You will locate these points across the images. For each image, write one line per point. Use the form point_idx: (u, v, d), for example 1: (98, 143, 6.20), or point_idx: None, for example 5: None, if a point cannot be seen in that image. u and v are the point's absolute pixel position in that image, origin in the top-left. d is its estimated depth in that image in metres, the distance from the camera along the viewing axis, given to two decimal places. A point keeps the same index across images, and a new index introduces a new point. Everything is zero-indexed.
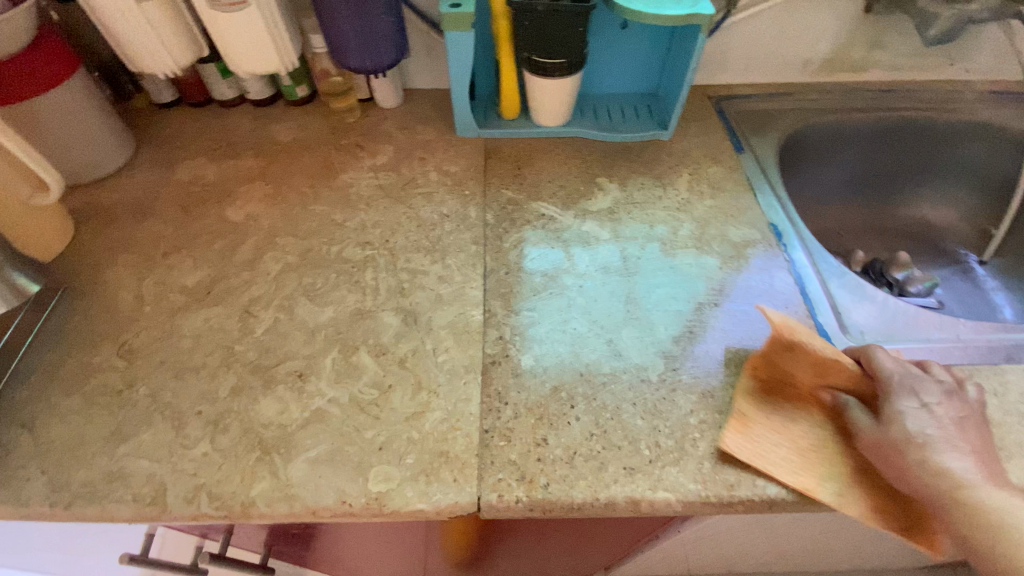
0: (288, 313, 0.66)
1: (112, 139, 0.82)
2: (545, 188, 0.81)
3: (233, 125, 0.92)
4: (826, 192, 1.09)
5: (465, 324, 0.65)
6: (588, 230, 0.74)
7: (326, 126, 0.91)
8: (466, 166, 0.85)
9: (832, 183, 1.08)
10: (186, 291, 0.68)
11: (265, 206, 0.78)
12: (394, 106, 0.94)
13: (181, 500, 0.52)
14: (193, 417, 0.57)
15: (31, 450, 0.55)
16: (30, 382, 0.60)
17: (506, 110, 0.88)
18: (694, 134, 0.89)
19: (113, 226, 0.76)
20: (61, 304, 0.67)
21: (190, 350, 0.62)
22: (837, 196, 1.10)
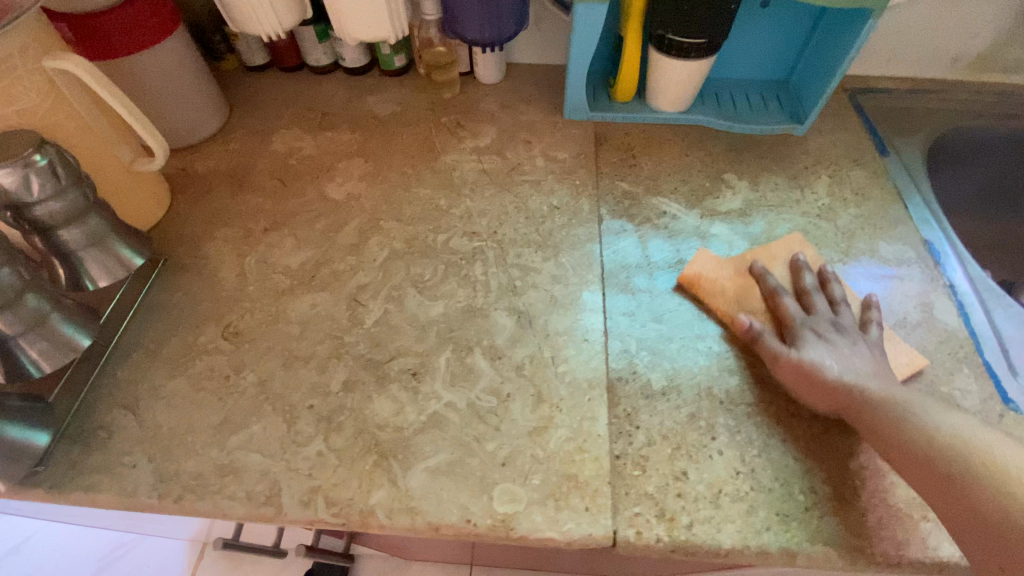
0: (397, 305, 0.62)
1: (209, 103, 0.78)
2: (665, 183, 0.73)
3: (327, 94, 0.87)
4: (969, 200, 0.95)
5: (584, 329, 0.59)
6: (717, 232, 0.68)
7: (424, 101, 0.86)
8: (576, 152, 0.78)
9: (976, 190, 0.95)
10: (289, 273, 0.65)
11: (366, 185, 0.74)
12: (494, 82, 0.88)
13: (297, 503, 0.49)
14: (304, 412, 0.54)
15: (140, 433, 0.53)
16: (135, 360, 0.58)
17: (622, 92, 0.80)
18: (829, 131, 0.81)
19: (209, 196, 0.73)
20: (162, 277, 0.64)
21: (298, 338, 0.59)
22: (981, 209, 0.96)
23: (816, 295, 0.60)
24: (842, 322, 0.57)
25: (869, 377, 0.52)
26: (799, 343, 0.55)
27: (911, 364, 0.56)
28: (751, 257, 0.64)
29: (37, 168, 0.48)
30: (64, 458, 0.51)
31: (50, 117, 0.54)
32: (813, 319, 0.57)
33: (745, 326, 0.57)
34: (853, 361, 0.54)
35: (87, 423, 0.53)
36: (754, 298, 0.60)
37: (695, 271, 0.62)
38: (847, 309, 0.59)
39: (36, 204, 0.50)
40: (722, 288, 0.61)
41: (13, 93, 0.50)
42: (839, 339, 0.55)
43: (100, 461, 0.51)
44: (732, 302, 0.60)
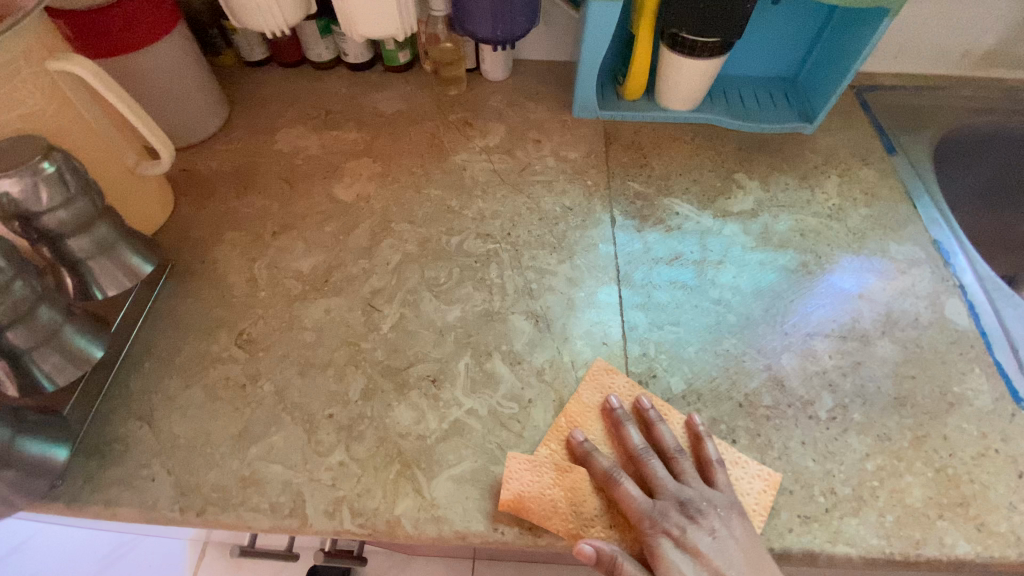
0: (413, 310, 0.61)
1: (210, 101, 0.76)
2: (676, 183, 0.73)
3: (330, 90, 0.85)
4: (976, 198, 0.96)
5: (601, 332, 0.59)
6: (731, 233, 0.68)
7: (431, 98, 0.84)
8: (587, 151, 0.77)
9: (982, 188, 0.96)
10: (301, 278, 0.64)
11: (375, 186, 0.73)
12: (501, 79, 0.86)
13: (322, 514, 0.48)
14: (324, 421, 0.53)
15: (157, 445, 0.52)
16: (148, 369, 0.57)
17: (632, 90, 0.79)
18: (838, 129, 0.81)
19: (213, 199, 0.71)
20: (170, 283, 0.63)
21: (314, 345, 0.58)
22: (987, 206, 0.97)
23: (651, 458, 0.50)
24: (693, 502, 0.47)
25: (730, 569, 0.45)
26: (664, 575, 0.45)
27: (768, 490, 0.50)
28: (567, 429, 0.53)
29: (46, 176, 0.47)
30: (81, 472, 0.51)
31: (56, 121, 0.52)
32: (665, 507, 0.47)
33: (636, 507, 0.47)
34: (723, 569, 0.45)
35: (103, 436, 0.52)
36: (591, 496, 0.49)
37: (503, 494, 0.48)
38: (682, 465, 0.50)
39: (44, 213, 0.48)
40: (570, 487, 0.49)
41: (18, 96, 0.48)
42: (700, 534, 0.46)
43: (118, 474, 0.51)
44: (578, 504, 0.48)
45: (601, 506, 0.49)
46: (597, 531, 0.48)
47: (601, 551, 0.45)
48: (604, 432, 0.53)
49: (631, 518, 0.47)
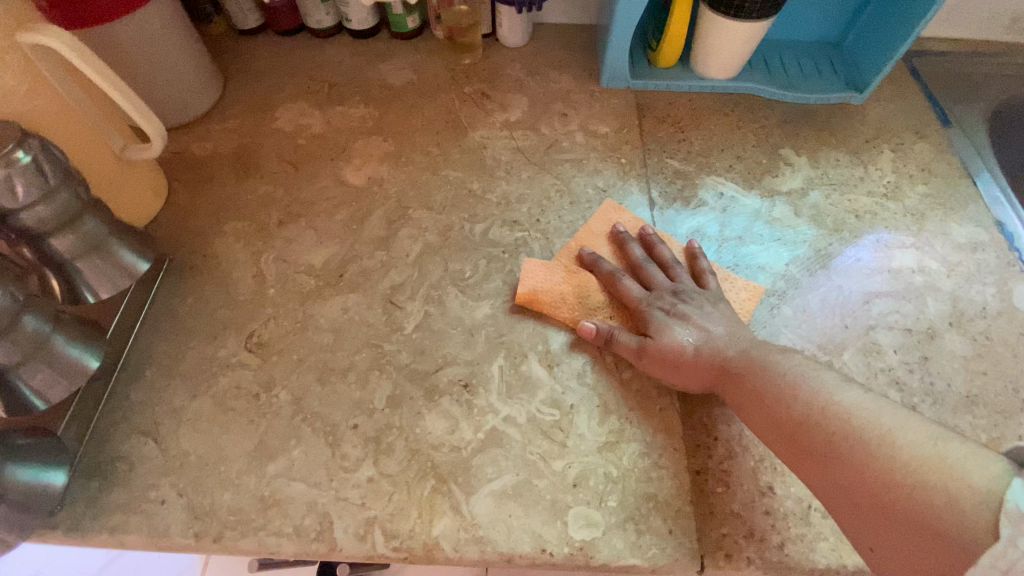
0: (438, 307, 0.56)
1: (202, 74, 0.69)
2: (718, 160, 0.67)
3: (332, 60, 0.77)
4: None
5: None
6: (781, 214, 0.62)
7: (444, 68, 0.76)
8: (618, 126, 0.70)
9: None
10: (313, 273, 0.58)
11: (388, 168, 0.67)
12: (519, 45, 0.79)
13: (353, 537, 0.44)
14: (349, 433, 0.49)
15: (165, 463, 0.47)
16: (150, 378, 0.51)
17: (665, 57, 0.73)
18: (888, 99, 0.75)
19: (211, 185, 0.64)
20: (169, 280, 0.57)
21: (332, 348, 0.53)
22: None
23: (649, 263, 0.56)
24: (686, 291, 0.53)
25: (712, 326, 0.50)
26: (654, 332, 0.50)
27: (753, 298, 0.55)
28: (576, 248, 0.59)
29: (19, 167, 0.41)
30: (82, 496, 0.46)
31: (30, 100, 0.45)
32: (659, 292, 0.53)
33: (633, 295, 0.53)
34: (710, 329, 0.50)
35: (103, 454, 0.47)
36: (591, 279, 0.56)
37: (525, 285, 0.56)
38: (678, 271, 0.55)
39: (20, 210, 0.42)
40: (579, 274, 0.56)
41: None
42: (692, 307, 0.51)
43: (123, 498, 0.46)
44: (586, 300, 0.55)
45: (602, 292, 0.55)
46: (603, 317, 0.54)
47: (601, 327, 0.51)
48: (611, 250, 0.59)
49: (627, 305, 0.54)
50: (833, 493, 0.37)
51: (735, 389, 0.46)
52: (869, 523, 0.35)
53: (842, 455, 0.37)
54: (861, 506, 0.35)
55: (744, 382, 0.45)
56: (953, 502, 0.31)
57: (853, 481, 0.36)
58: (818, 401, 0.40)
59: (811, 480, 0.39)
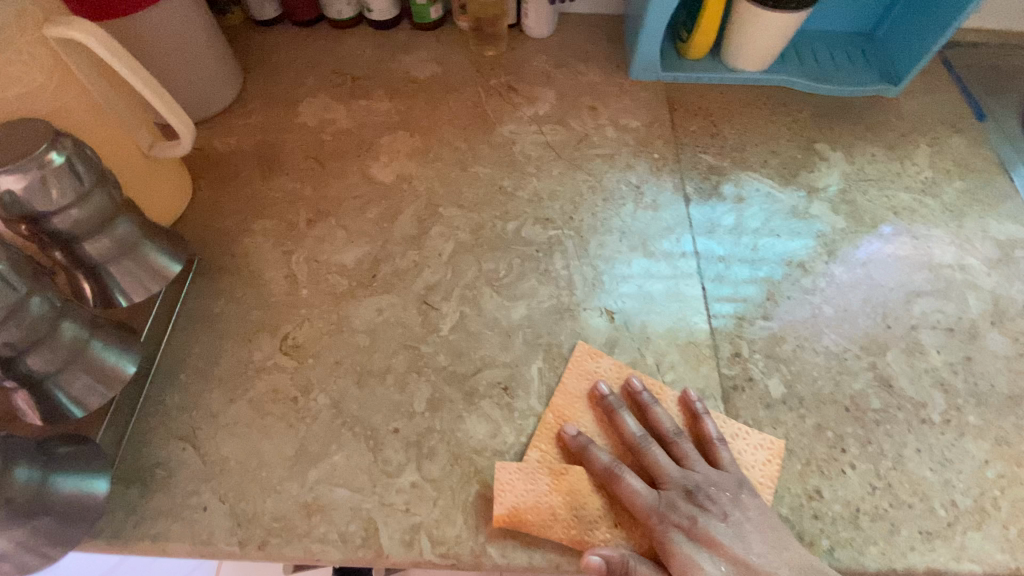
0: (473, 308, 0.55)
1: (222, 67, 0.67)
2: (753, 155, 0.66)
3: (353, 52, 0.75)
4: None
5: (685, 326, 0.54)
6: (818, 212, 0.62)
7: (468, 60, 0.75)
8: (649, 120, 0.69)
9: None
10: (346, 273, 0.57)
11: (416, 164, 0.65)
12: (544, 36, 0.77)
13: (399, 543, 0.44)
14: (390, 437, 0.48)
15: (205, 469, 0.47)
16: (185, 382, 0.51)
17: (696, 49, 0.71)
18: (921, 92, 0.73)
19: (236, 182, 0.63)
20: (199, 281, 0.56)
21: (368, 351, 0.53)
22: None
23: (655, 441, 0.46)
24: (701, 486, 0.44)
25: (750, 553, 0.42)
26: (678, 568, 0.41)
27: (772, 460, 0.47)
28: (556, 424, 0.48)
29: (53, 167, 0.39)
30: (122, 502, 0.45)
31: (59, 97, 0.44)
32: (672, 496, 0.44)
33: (641, 500, 0.43)
34: (738, 546, 0.42)
35: (142, 460, 0.47)
36: (581, 476, 0.45)
37: (500, 504, 0.44)
38: (686, 448, 0.46)
39: (54, 213, 0.41)
40: (567, 487, 0.44)
41: (13, 72, 0.41)
42: (718, 523, 0.43)
43: (164, 504, 0.45)
44: (579, 510, 0.44)
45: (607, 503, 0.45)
46: (605, 532, 0.44)
47: (612, 558, 0.41)
48: (596, 420, 0.49)
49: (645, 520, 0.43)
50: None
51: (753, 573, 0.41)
52: None
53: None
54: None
55: None
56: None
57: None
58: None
59: None
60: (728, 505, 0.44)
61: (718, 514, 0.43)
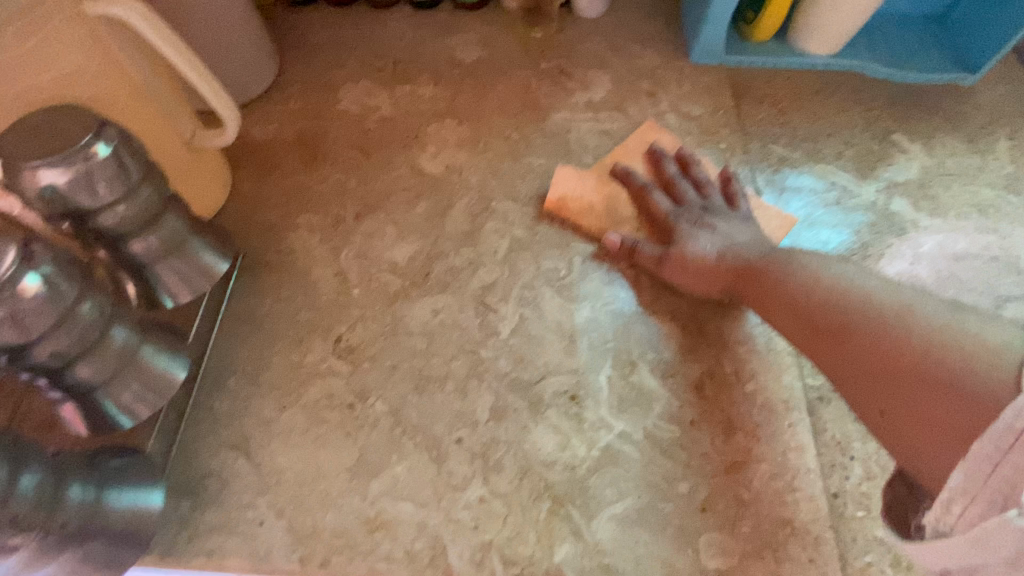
0: (534, 309, 0.52)
1: (259, 49, 0.63)
2: (825, 146, 0.62)
3: (394, 34, 0.71)
4: None
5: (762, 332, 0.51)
6: (898, 209, 0.58)
7: (516, 43, 0.70)
8: (712, 108, 0.65)
9: None
10: (398, 271, 0.54)
11: (465, 154, 0.62)
12: (597, 18, 0.72)
13: (468, 562, 0.41)
14: (453, 448, 0.45)
15: (260, 481, 0.44)
16: (235, 387, 0.48)
17: (762, 31, 0.67)
18: (1002, 81, 0.68)
19: (277, 172, 0.60)
20: (244, 280, 0.53)
21: (426, 355, 0.50)
22: None
23: (693, 187, 0.57)
24: (714, 209, 0.55)
25: (744, 248, 0.52)
26: (679, 240, 0.53)
27: (784, 227, 0.56)
28: (611, 163, 0.61)
29: (98, 161, 0.35)
30: (173, 516, 0.43)
31: (99, 83, 0.40)
32: (689, 208, 0.56)
33: (661, 211, 0.56)
34: (734, 240, 0.53)
35: (191, 471, 0.44)
36: (632, 166, 0.60)
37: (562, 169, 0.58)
38: (724, 199, 0.57)
39: (101, 210, 0.37)
40: (610, 192, 0.58)
41: (51, 53, 0.36)
42: (720, 223, 0.54)
43: (218, 518, 0.43)
44: (617, 215, 0.57)
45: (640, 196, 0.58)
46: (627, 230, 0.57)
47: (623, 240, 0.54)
48: (647, 171, 0.60)
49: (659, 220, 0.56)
50: (857, 387, 0.38)
51: (777, 297, 0.47)
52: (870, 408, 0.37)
53: (870, 351, 0.38)
54: (926, 427, 0.33)
55: (777, 299, 0.47)
56: (971, 374, 0.32)
57: (924, 422, 0.33)
58: (860, 299, 0.41)
59: (826, 362, 0.42)
60: (733, 222, 0.54)
61: (722, 225, 0.54)
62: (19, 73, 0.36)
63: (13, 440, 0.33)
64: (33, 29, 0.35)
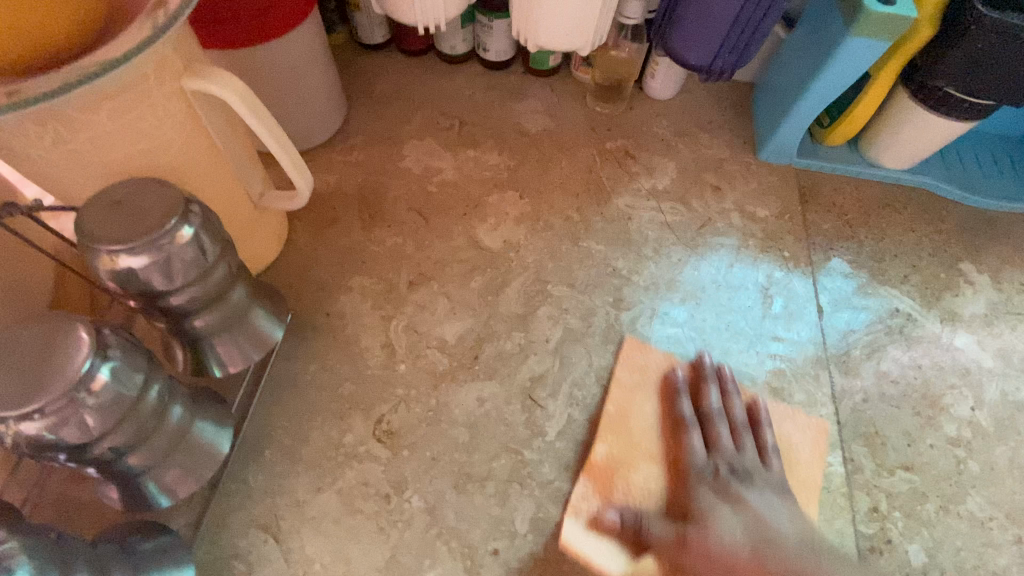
0: (583, 412, 0.50)
1: (330, 98, 0.62)
2: (891, 267, 0.61)
3: (461, 91, 0.70)
4: None
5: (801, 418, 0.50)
6: (964, 346, 0.56)
7: (583, 116, 0.69)
8: (778, 210, 0.64)
9: None
10: (447, 351, 0.53)
11: (524, 231, 0.60)
12: (667, 98, 0.71)
13: None
14: (489, 559, 0.44)
15: (288, 570, 0.43)
16: (271, 461, 0.46)
17: (836, 137, 0.66)
18: None
19: (334, 229, 0.59)
20: (290, 343, 0.52)
21: (468, 448, 0.48)
22: None
23: (719, 419, 0.48)
24: (745, 466, 0.45)
25: (777, 522, 0.41)
26: (698, 522, 0.41)
27: (817, 436, 0.50)
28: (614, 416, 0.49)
29: (180, 245, 0.34)
30: None
31: (184, 155, 0.38)
32: (717, 459, 0.46)
33: (691, 455, 0.46)
34: (773, 526, 0.41)
35: (218, 549, 0.43)
36: (642, 406, 0.50)
37: (585, 476, 0.46)
38: (745, 437, 0.47)
39: (172, 292, 0.36)
40: (624, 430, 0.48)
41: (143, 127, 0.35)
42: (755, 492, 0.43)
43: None
44: (635, 443, 0.48)
45: (658, 450, 0.47)
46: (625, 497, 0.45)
47: (627, 515, 0.43)
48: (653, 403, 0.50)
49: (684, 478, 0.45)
50: None
51: None
52: None
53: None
54: None
55: None
56: None
57: None
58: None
59: None
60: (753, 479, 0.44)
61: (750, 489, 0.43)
62: (109, 145, 0.34)
63: (57, 538, 0.31)
64: (129, 106, 0.34)
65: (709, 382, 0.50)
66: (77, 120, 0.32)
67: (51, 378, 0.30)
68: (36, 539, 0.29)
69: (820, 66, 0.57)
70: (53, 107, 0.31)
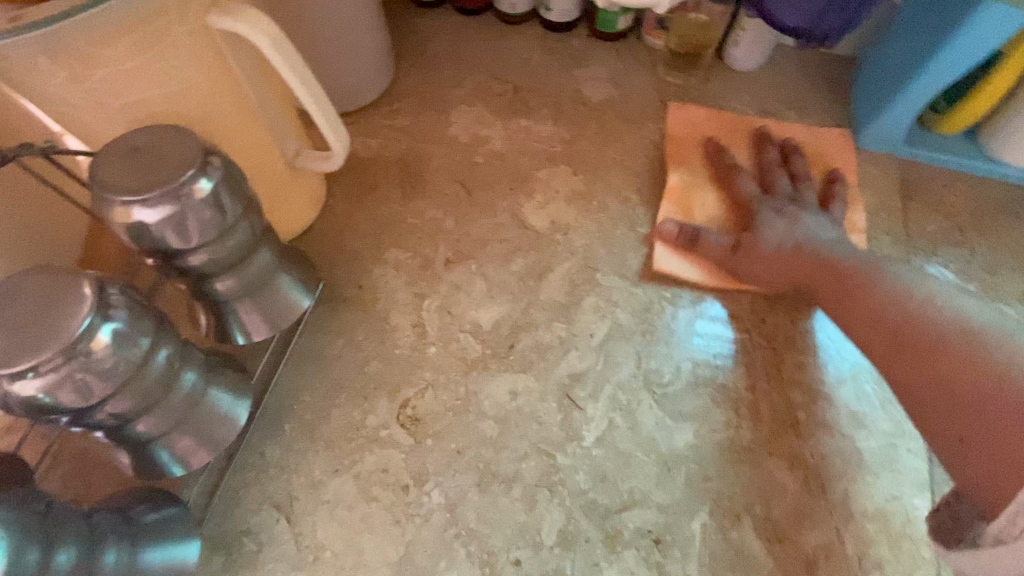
0: (626, 419, 0.45)
1: (377, 56, 0.58)
2: (1010, 282, 0.51)
3: (518, 54, 0.64)
4: None
5: (822, 151, 0.57)
6: None
7: (651, 86, 0.62)
8: (875, 205, 0.55)
9: None
10: (481, 336, 0.49)
11: (575, 211, 0.55)
12: (750, 70, 0.63)
13: None
14: (509, 569, 0.40)
15: (298, 555, 0.40)
16: (289, 438, 0.44)
17: (953, 123, 0.56)
18: None
19: (373, 196, 0.55)
20: (318, 314, 0.49)
21: (495, 445, 0.44)
22: None
23: (779, 167, 0.54)
24: (805, 201, 0.51)
25: (779, 181, 0.53)
26: (733, 172, 0.54)
27: (839, 131, 0.58)
28: (675, 163, 0.56)
29: (197, 199, 0.31)
30: (203, 573, 0.40)
31: (208, 104, 0.35)
32: (776, 197, 0.51)
33: (745, 194, 0.52)
34: (777, 188, 0.52)
35: (230, 524, 0.41)
36: (697, 116, 0.58)
37: (657, 242, 0.51)
38: (807, 187, 0.53)
39: (189, 251, 0.34)
40: (685, 153, 0.56)
41: (164, 68, 0.32)
42: (784, 185, 0.52)
43: None
44: (688, 155, 0.56)
45: (712, 274, 0.50)
46: (688, 167, 0.56)
47: (685, 225, 0.51)
48: (713, 126, 0.58)
49: (727, 259, 0.49)
50: (930, 386, 0.36)
51: (832, 307, 0.45)
52: (940, 397, 0.35)
53: (947, 355, 0.36)
54: (911, 374, 0.37)
55: (828, 288, 0.46)
56: (1006, 364, 0.33)
57: (942, 373, 0.36)
58: (915, 308, 0.40)
59: (898, 374, 0.38)
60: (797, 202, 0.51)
61: (782, 184, 0.52)
62: (130, 87, 0.32)
63: (45, 510, 0.28)
64: (148, 43, 0.31)
65: (770, 144, 0.56)
66: (91, 55, 0.30)
67: (49, 335, 0.28)
68: (20, 511, 0.27)
69: (945, 32, 0.48)
70: (62, 39, 0.29)
